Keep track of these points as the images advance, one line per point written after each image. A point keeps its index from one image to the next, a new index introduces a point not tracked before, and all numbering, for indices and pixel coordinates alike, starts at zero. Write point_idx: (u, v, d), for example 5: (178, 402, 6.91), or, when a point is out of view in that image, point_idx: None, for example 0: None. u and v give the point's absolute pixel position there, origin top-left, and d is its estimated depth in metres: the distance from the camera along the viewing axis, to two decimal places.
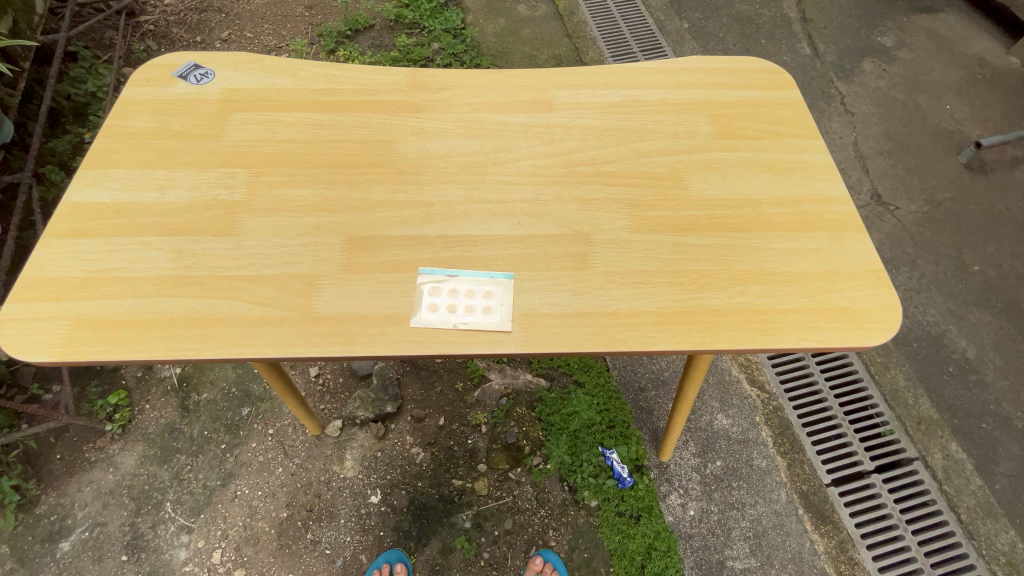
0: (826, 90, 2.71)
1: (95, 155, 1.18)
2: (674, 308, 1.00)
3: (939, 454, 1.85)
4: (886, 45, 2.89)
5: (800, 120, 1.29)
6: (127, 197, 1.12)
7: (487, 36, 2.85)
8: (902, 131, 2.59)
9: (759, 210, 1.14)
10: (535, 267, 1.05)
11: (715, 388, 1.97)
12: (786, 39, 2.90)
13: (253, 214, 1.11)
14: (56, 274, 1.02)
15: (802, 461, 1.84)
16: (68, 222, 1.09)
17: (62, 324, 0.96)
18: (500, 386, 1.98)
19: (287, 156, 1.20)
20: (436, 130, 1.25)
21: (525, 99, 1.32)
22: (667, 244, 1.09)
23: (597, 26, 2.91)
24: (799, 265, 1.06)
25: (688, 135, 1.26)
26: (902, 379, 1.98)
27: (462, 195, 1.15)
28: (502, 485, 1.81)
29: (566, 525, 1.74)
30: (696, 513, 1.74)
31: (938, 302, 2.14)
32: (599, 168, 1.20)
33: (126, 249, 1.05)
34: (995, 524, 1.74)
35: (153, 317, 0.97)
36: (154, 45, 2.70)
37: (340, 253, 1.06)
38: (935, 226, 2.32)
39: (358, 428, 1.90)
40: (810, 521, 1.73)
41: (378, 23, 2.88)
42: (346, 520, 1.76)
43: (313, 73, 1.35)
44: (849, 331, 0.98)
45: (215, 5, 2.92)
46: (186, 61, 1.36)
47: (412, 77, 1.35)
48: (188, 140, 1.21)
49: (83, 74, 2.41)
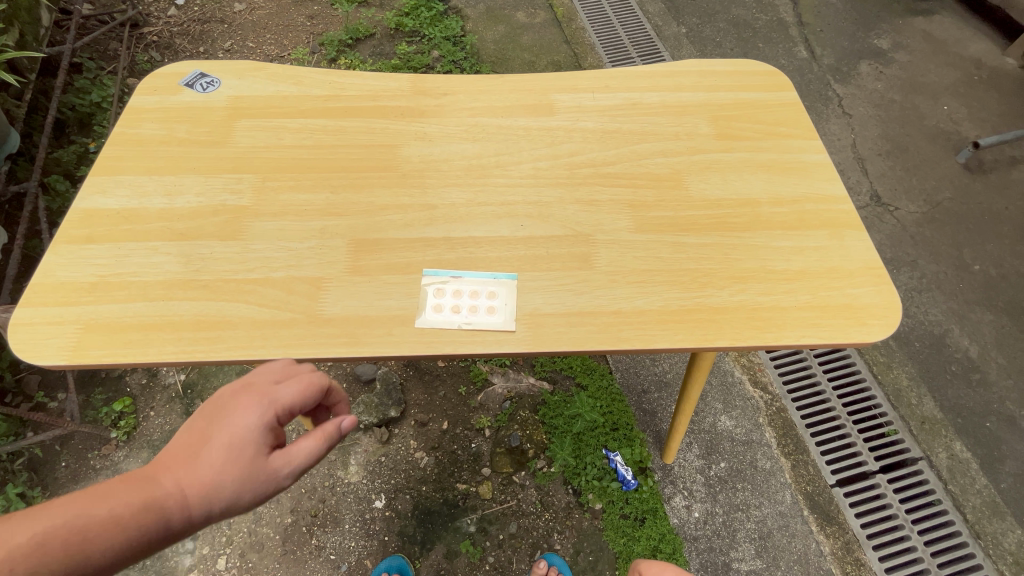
0: (825, 94, 2.73)
1: (104, 164, 1.20)
2: (676, 306, 1.01)
3: (943, 453, 1.85)
4: (883, 47, 2.91)
5: (798, 121, 1.31)
6: (136, 203, 1.14)
7: (487, 43, 2.88)
8: (900, 132, 2.61)
9: (759, 209, 1.15)
10: (538, 267, 1.07)
11: (717, 389, 1.98)
12: (784, 42, 2.92)
13: (259, 219, 1.12)
14: (66, 279, 1.03)
15: (807, 462, 1.84)
16: (78, 228, 1.10)
17: (73, 329, 0.97)
18: (503, 389, 1.99)
19: (292, 161, 1.21)
20: (439, 135, 1.27)
21: (527, 102, 1.34)
22: (669, 244, 1.10)
23: (596, 32, 2.94)
24: (799, 263, 1.07)
25: (688, 136, 1.27)
26: (905, 378, 1.99)
27: (466, 197, 1.17)
28: (507, 488, 1.81)
29: (571, 529, 1.74)
30: (701, 514, 1.75)
31: (939, 301, 2.14)
32: (600, 170, 1.21)
33: (136, 254, 1.07)
34: (1001, 523, 1.74)
35: (163, 320, 0.98)
36: (158, 55, 2.73)
37: (346, 255, 1.08)
38: (936, 226, 2.33)
39: (362, 433, 1.91)
40: (816, 521, 1.73)
41: (379, 32, 2.91)
42: (351, 525, 1.76)
43: (317, 80, 1.37)
44: (851, 328, 0.99)
45: (217, 16, 2.95)
46: (192, 70, 1.38)
47: (415, 83, 1.37)
48: (195, 147, 1.23)
49: (88, 85, 2.44)
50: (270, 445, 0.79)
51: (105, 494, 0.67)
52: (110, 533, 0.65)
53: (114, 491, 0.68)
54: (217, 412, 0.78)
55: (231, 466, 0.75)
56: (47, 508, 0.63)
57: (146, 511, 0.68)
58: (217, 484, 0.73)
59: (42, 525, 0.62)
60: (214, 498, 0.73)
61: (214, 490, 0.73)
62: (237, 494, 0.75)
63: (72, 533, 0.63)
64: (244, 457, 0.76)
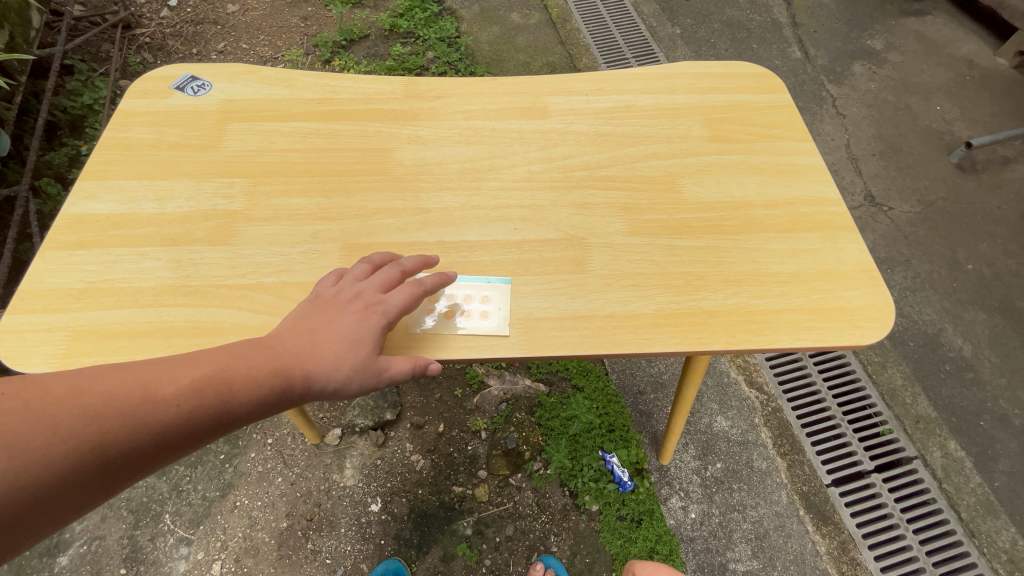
0: (818, 94, 2.73)
1: (94, 168, 1.19)
2: (670, 310, 1.01)
3: (938, 452, 1.86)
4: (876, 48, 2.92)
5: (791, 122, 1.31)
6: (127, 208, 1.13)
7: (481, 44, 2.88)
8: (893, 132, 2.61)
9: (752, 212, 1.15)
10: (532, 271, 1.06)
11: (713, 390, 1.98)
12: (777, 43, 2.92)
13: (251, 223, 1.12)
14: (56, 286, 1.02)
15: (802, 462, 1.84)
16: (67, 234, 1.09)
17: (62, 336, 0.96)
18: (499, 391, 1.99)
19: (285, 165, 1.21)
20: (432, 138, 1.27)
21: (520, 105, 1.33)
22: (662, 247, 1.10)
23: (590, 33, 2.94)
24: (793, 266, 1.07)
25: (681, 139, 1.27)
26: (900, 378, 1.99)
27: (459, 201, 1.16)
28: (503, 491, 1.81)
29: (568, 531, 1.74)
30: (698, 515, 1.75)
31: (933, 301, 2.15)
32: (594, 173, 1.21)
33: (126, 260, 1.06)
34: (996, 522, 1.75)
35: (153, 327, 0.98)
36: (151, 57, 2.71)
37: (339, 260, 1.07)
38: (929, 226, 2.34)
39: (357, 436, 1.90)
40: (811, 522, 1.74)
41: (373, 33, 2.91)
42: (346, 529, 1.75)
43: (310, 83, 1.36)
44: (844, 330, 0.99)
45: (210, 17, 2.93)
46: (183, 73, 1.37)
47: (408, 86, 1.37)
48: (187, 151, 1.22)
49: (80, 87, 2.43)
50: (379, 339, 0.86)
51: (242, 359, 0.76)
52: (246, 391, 0.75)
53: (248, 357, 0.77)
54: (331, 304, 0.86)
55: (344, 351, 0.82)
56: (196, 363, 0.73)
57: (274, 379, 0.77)
58: (329, 367, 0.81)
59: (195, 375, 0.72)
60: (328, 378, 0.81)
61: (329, 371, 0.81)
62: (349, 377, 0.82)
63: (219, 386, 0.72)
64: (355, 346, 0.83)
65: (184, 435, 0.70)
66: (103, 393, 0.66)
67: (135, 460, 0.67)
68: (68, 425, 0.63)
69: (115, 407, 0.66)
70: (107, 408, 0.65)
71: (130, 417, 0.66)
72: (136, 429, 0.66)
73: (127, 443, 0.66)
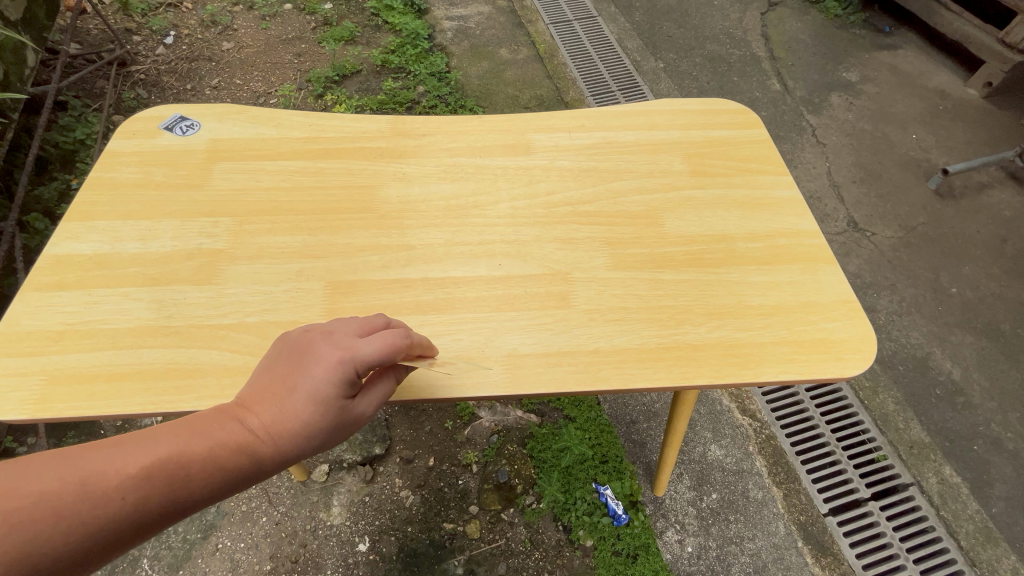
0: (798, 124, 2.80)
1: (77, 209, 1.19)
2: (654, 344, 1.01)
3: (933, 478, 1.85)
4: (853, 79, 3.00)
5: (769, 156, 1.33)
6: (108, 249, 1.13)
7: (471, 78, 2.93)
8: (873, 160, 2.66)
9: (733, 244, 1.16)
10: (516, 307, 1.06)
11: (706, 418, 1.96)
12: (757, 76, 3.00)
13: (234, 263, 1.11)
14: (33, 329, 1.01)
15: (798, 491, 1.82)
16: (46, 275, 1.08)
17: (36, 380, 0.95)
18: (489, 423, 1.97)
19: (270, 204, 1.21)
20: (418, 175, 1.28)
21: (505, 142, 1.35)
22: (646, 281, 1.10)
23: (576, 67, 3.00)
24: (775, 298, 1.07)
25: (662, 173, 1.29)
26: (891, 403, 1.99)
27: (444, 237, 1.17)
28: (495, 527, 1.77)
29: (562, 568, 1.70)
30: (695, 549, 1.72)
31: (920, 325, 2.17)
32: (577, 208, 1.22)
33: (106, 301, 1.05)
34: (995, 550, 1.73)
35: (132, 369, 0.96)
36: (145, 93, 2.74)
37: (322, 298, 1.07)
38: (912, 251, 2.37)
39: (346, 472, 1.87)
40: (810, 553, 1.71)
41: (365, 68, 2.95)
42: (334, 570, 1.71)
43: (297, 123, 1.38)
44: (828, 362, 0.99)
45: (205, 54, 2.97)
46: (172, 113, 1.39)
47: (394, 124, 1.38)
48: (172, 191, 1.23)
49: (73, 122, 2.45)
50: (349, 392, 0.78)
51: (202, 435, 0.69)
52: (204, 472, 0.68)
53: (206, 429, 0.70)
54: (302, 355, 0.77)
55: (315, 410, 0.75)
56: (144, 445, 0.66)
57: (239, 453, 0.71)
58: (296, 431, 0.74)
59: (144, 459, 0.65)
60: (298, 444, 0.75)
61: (298, 437, 0.74)
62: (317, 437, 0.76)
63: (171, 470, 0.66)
64: (326, 404, 0.76)
65: (139, 528, 0.64)
66: (33, 490, 0.58)
67: (90, 561, 0.61)
68: (3, 533, 0.55)
69: (45, 510, 0.58)
70: (42, 508, 0.58)
71: (63, 522, 0.59)
72: (80, 529, 0.60)
73: (72, 548, 0.59)
